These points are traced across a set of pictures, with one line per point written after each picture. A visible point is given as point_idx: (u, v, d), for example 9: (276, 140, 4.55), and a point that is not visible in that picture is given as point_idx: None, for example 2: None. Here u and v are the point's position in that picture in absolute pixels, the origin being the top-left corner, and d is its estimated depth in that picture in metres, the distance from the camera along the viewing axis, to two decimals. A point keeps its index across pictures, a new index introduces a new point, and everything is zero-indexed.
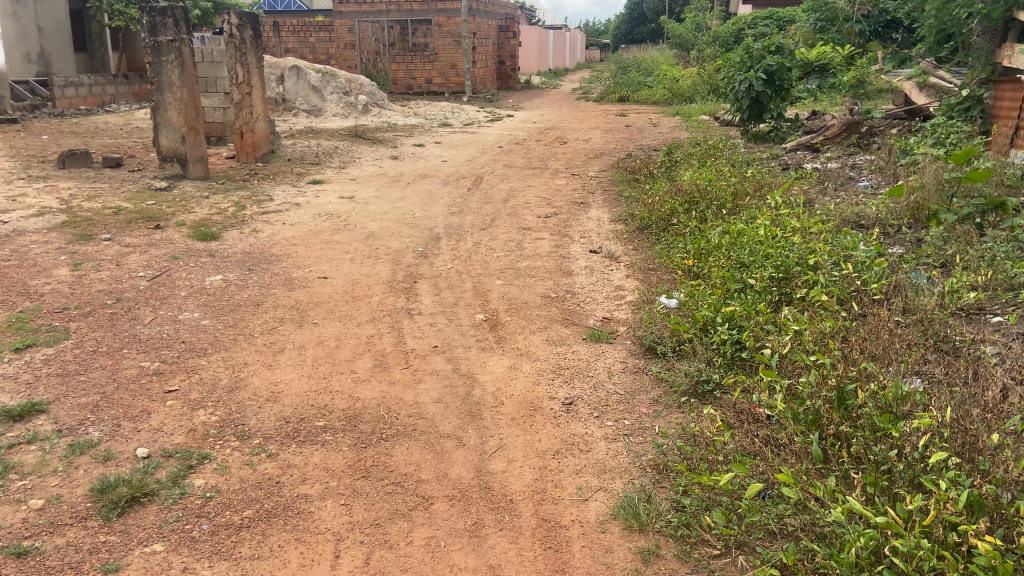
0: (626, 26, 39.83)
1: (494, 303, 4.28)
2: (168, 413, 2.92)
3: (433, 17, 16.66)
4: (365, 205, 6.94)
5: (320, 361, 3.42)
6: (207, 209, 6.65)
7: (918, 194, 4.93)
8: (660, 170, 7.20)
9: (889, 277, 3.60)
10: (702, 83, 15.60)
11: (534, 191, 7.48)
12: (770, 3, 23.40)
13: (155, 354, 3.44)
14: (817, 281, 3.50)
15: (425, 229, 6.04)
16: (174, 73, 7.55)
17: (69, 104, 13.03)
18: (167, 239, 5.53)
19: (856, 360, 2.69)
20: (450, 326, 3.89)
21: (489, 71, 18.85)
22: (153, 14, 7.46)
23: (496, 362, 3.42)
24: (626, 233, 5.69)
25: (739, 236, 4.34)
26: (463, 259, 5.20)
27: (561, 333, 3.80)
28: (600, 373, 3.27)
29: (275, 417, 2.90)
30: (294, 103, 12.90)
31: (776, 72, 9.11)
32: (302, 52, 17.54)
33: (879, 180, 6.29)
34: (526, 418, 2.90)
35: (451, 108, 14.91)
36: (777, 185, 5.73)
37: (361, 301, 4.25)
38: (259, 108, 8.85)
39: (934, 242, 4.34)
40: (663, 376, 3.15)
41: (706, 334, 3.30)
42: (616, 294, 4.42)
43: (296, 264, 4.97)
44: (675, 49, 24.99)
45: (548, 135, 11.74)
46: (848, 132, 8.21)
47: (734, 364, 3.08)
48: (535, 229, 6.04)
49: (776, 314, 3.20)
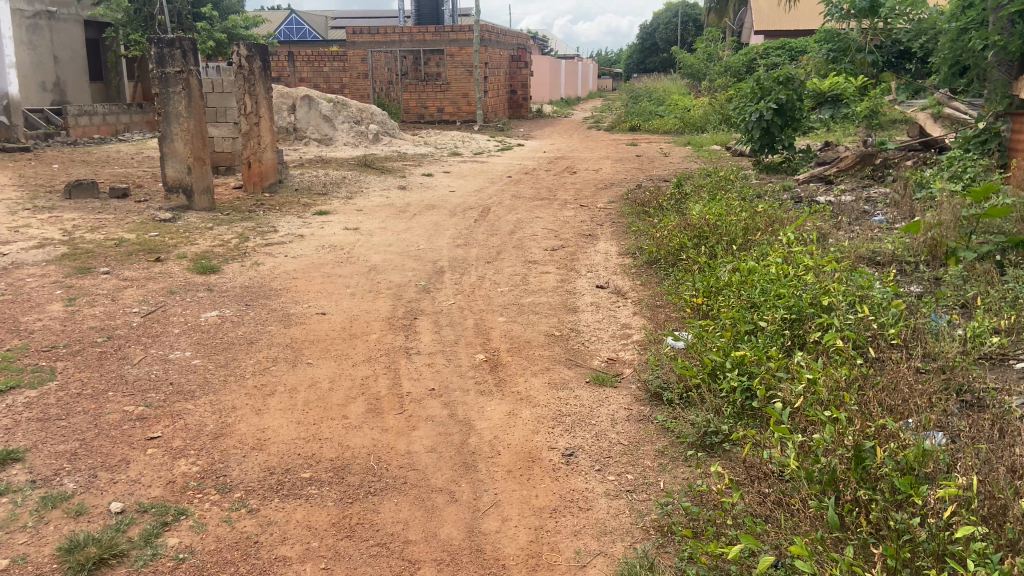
0: (639, 55, 40.12)
1: (496, 342, 4.13)
2: (147, 463, 2.79)
3: (446, 47, 16.77)
4: (370, 236, 6.85)
5: (311, 405, 3.28)
6: (209, 241, 6.57)
7: (936, 230, 4.78)
8: (670, 202, 7.07)
9: (908, 320, 3.45)
10: (714, 113, 15.55)
11: (541, 223, 7.36)
12: (782, 34, 23.48)
13: (140, 398, 3.32)
14: (832, 324, 3.34)
15: (429, 262, 5.92)
16: (181, 104, 7.53)
17: (82, 132, 13.07)
18: (166, 273, 5.45)
19: (874, 414, 2.53)
20: (448, 367, 3.74)
21: (501, 100, 18.85)
22: (161, 46, 7.46)
23: (494, 408, 3.26)
24: (634, 268, 5.55)
25: (750, 274, 4.20)
26: (466, 294, 5.07)
27: (564, 375, 3.65)
28: (603, 421, 3.11)
29: (259, 467, 2.77)
30: (305, 132, 12.87)
31: (788, 102, 9.02)
32: (316, 81, 17.63)
33: (895, 214, 6.14)
34: (523, 470, 2.75)
35: (461, 137, 14.89)
36: (790, 219, 5.57)
37: (358, 339, 4.12)
38: (267, 138, 8.81)
39: (953, 283, 4.19)
40: (668, 425, 2.99)
41: (716, 380, 3.15)
42: (621, 332, 4.27)
43: (295, 299, 4.86)
44: (687, 78, 25.03)
45: (558, 164, 11.67)
46: (862, 164, 8.08)
47: (743, 414, 2.92)
48: (541, 262, 5.91)
49: (788, 360, 3.04)
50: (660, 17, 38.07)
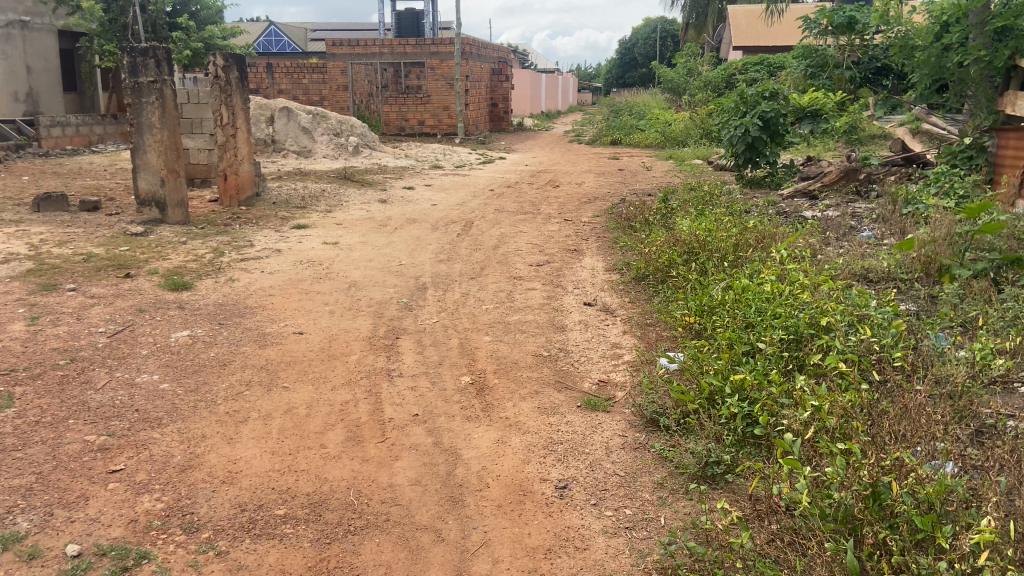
0: (618, 70, 40.31)
1: (482, 363, 3.96)
2: (107, 500, 2.58)
3: (427, 60, 16.65)
4: (350, 251, 6.65)
5: (287, 433, 3.09)
6: (183, 255, 6.35)
7: (929, 247, 4.68)
8: (657, 217, 6.95)
9: (911, 342, 3.34)
10: (695, 127, 15.55)
11: (525, 238, 7.22)
12: (760, 49, 23.69)
13: (103, 426, 3.10)
14: (832, 345, 3.22)
15: (411, 278, 5.74)
16: (155, 115, 7.29)
17: (54, 143, 12.75)
18: (136, 290, 5.22)
19: (886, 443, 2.39)
20: (433, 391, 3.56)
21: (482, 114, 18.74)
22: (134, 56, 7.24)
23: (481, 436, 3.09)
24: (622, 284, 5.41)
25: (744, 291, 4.07)
26: (450, 312, 4.90)
27: (554, 399, 3.48)
28: (597, 449, 2.95)
29: (229, 503, 2.57)
30: (284, 144, 12.66)
31: (773, 116, 8.94)
32: (295, 93, 17.42)
33: (883, 229, 6.06)
34: (514, 505, 2.57)
35: (442, 150, 14.75)
36: (780, 235, 5.46)
37: (337, 361, 3.93)
38: (244, 150, 8.60)
39: (950, 300, 4.09)
40: (667, 454, 2.83)
41: (714, 406, 3.01)
42: (612, 353, 4.11)
43: (271, 318, 4.65)
44: (666, 93, 25.13)
45: (541, 178, 11.54)
46: (846, 179, 8.01)
47: (746, 441, 2.77)
48: (526, 278, 5.75)
49: (791, 385, 2.91)
50: (640, 32, 38.33)
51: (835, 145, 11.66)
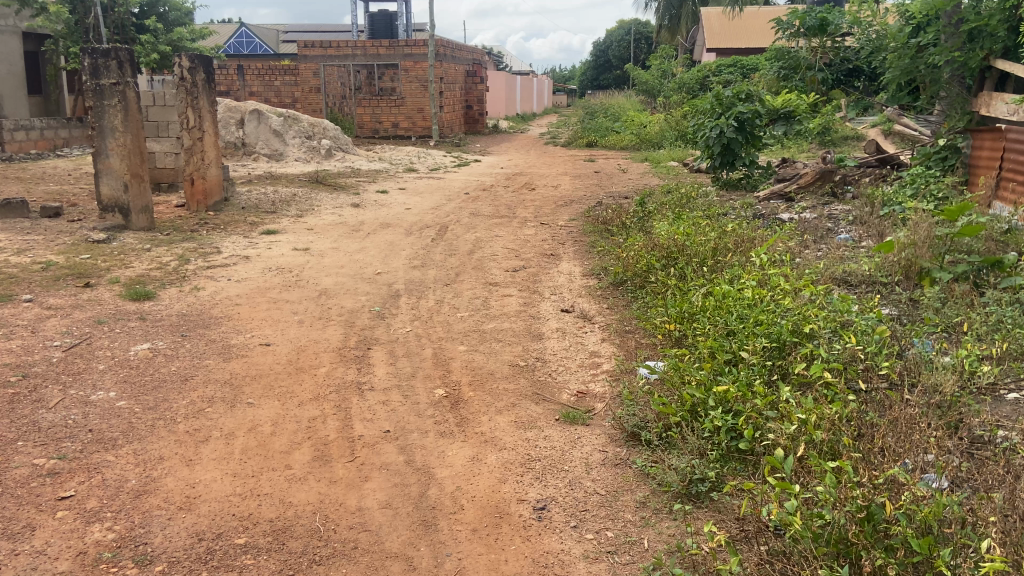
0: (592, 72, 40.34)
1: (456, 374, 3.82)
2: (55, 530, 2.41)
3: (400, 62, 16.48)
4: (321, 258, 6.47)
5: (250, 454, 2.93)
6: (146, 263, 6.14)
7: (909, 250, 4.62)
8: (634, 221, 6.86)
9: (896, 350, 3.27)
10: (670, 129, 15.54)
11: (501, 242, 7.09)
12: (733, 51, 23.82)
13: (53, 448, 2.92)
14: (817, 354, 3.14)
15: (383, 285, 5.59)
16: (117, 118, 7.08)
17: (18, 147, 12.40)
18: (96, 300, 5.02)
19: (877, 459, 2.30)
20: (405, 406, 3.41)
21: (457, 116, 18.59)
22: (95, 57, 7.04)
23: (456, 453, 2.95)
24: (600, 289, 5.30)
25: (725, 298, 3.98)
26: (423, 320, 4.76)
27: (531, 413, 3.35)
28: (577, 466, 2.83)
29: (186, 532, 2.41)
30: (255, 147, 12.41)
31: (748, 118, 8.90)
32: (266, 95, 17.17)
33: (861, 232, 6.03)
34: (491, 529, 2.44)
35: (416, 152, 14.59)
36: (760, 238, 5.38)
37: (305, 374, 3.77)
38: (211, 154, 8.38)
39: (933, 304, 4.02)
40: (649, 471, 2.71)
41: (697, 419, 2.91)
42: (590, 362, 4.00)
43: (237, 329, 4.48)
44: (641, 95, 25.13)
45: (517, 180, 11.43)
46: (822, 181, 7.97)
47: (731, 457, 2.68)
48: (502, 284, 5.62)
49: (776, 397, 2.81)
50: (614, 34, 38.42)
51: (808, 147, 11.67)
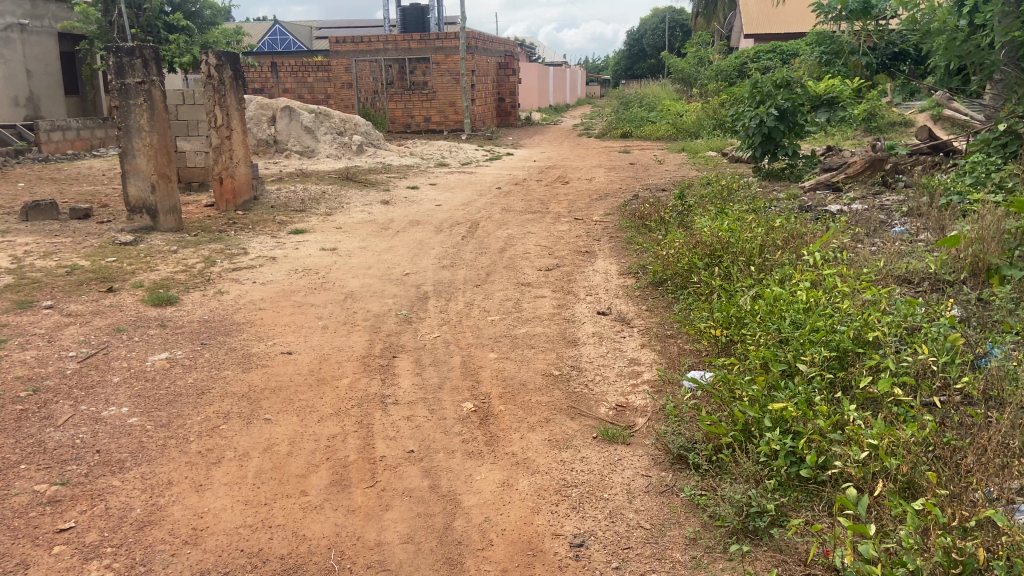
0: (626, 61, 39.78)
1: (486, 385, 3.58)
2: (50, 568, 2.23)
3: (432, 55, 16.28)
4: (348, 258, 6.28)
5: (263, 478, 2.72)
6: (172, 266, 6.00)
7: (976, 245, 4.25)
8: (673, 215, 6.56)
9: (970, 360, 2.97)
10: (707, 119, 15.13)
11: (534, 239, 6.83)
12: (772, 37, 23.23)
13: (58, 472, 2.76)
14: (884, 366, 2.84)
15: (412, 287, 5.37)
16: (143, 118, 6.95)
17: (55, 148, 12.45)
18: (117, 305, 4.88)
19: (966, 498, 2.02)
20: (431, 422, 3.17)
21: (489, 108, 18.35)
22: (120, 55, 6.92)
23: (484, 477, 2.71)
24: (638, 290, 5.02)
25: (775, 300, 3.68)
26: (452, 324, 4.53)
27: (567, 430, 3.09)
28: (617, 494, 2.57)
29: (189, 572, 2.22)
30: (286, 145, 12.30)
31: (789, 106, 8.50)
32: (299, 92, 17.11)
33: (918, 224, 5.66)
34: (522, 570, 2.20)
35: (448, 146, 14.38)
36: (810, 233, 5.04)
37: (327, 385, 3.56)
38: (239, 153, 8.25)
39: (1006, 304, 3.69)
40: (700, 501, 2.45)
41: (751, 439, 2.63)
42: (630, 370, 3.73)
43: (259, 335, 4.30)
44: (677, 84, 24.63)
45: (550, 174, 11.15)
46: (871, 170, 7.57)
47: (791, 486, 2.41)
48: (535, 284, 5.37)
49: (841, 418, 2.53)
50: (648, 23, 37.85)
51: (853, 134, 11.21)
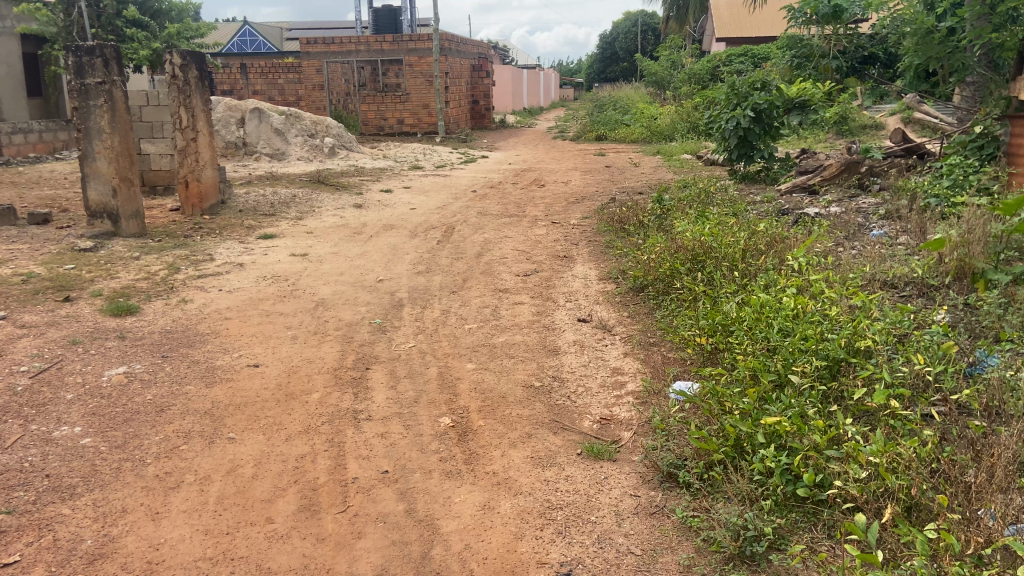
0: (600, 64, 39.81)
1: (464, 399, 3.41)
2: None
3: (405, 57, 16.08)
4: (319, 264, 6.08)
5: (226, 503, 2.54)
6: (134, 273, 5.76)
7: (961, 248, 4.15)
8: (652, 218, 6.45)
9: (964, 369, 2.87)
10: (681, 121, 15.10)
11: (511, 243, 6.68)
12: (744, 40, 23.33)
13: (2, 500, 2.56)
14: (877, 378, 2.72)
15: (385, 294, 5.18)
16: (104, 119, 6.67)
17: (16, 151, 12.05)
18: (74, 316, 4.65)
19: (977, 520, 1.91)
20: (406, 439, 3.00)
21: (463, 110, 18.17)
22: (79, 54, 6.65)
23: (464, 500, 2.54)
24: (619, 295, 4.89)
25: (761, 307, 3.55)
26: (428, 333, 4.36)
27: (550, 446, 2.94)
28: (605, 517, 2.42)
29: None
30: (256, 147, 12.02)
31: (766, 108, 8.42)
32: (270, 93, 16.79)
33: (897, 227, 5.59)
34: None
35: (422, 149, 14.19)
36: (793, 237, 4.94)
37: (295, 400, 3.38)
38: (206, 155, 8.00)
39: (994, 309, 3.59)
40: (692, 524, 2.31)
41: (744, 456, 2.49)
42: (613, 381, 3.58)
43: (223, 346, 4.10)
44: (650, 86, 24.63)
45: (525, 177, 11.01)
46: (847, 172, 7.51)
47: (788, 506, 2.28)
48: (513, 290, 5.22)
49: (838, 433, 2.40)
50: (621, 26, 37.92)
51: (825, 136, 11.22)
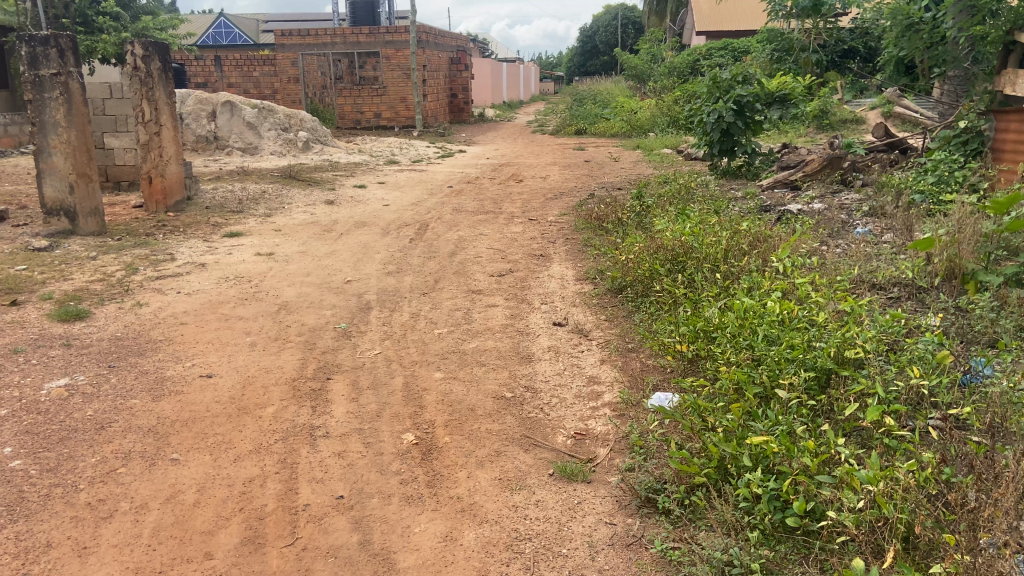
0: (580, 58, 39.63)
1: (431, 412, 3.19)
2: None
3: (382, 49, 15.76)
4: (285, 263, 5.83)
5: (162, 537, 2.31)
6: (88, 274, 5.48)
7: (952, 248, 3.97)
8: (631, 216, 6.26)
9: (959, 380, 2.70)
10: (661, 116, 14.97)
11: (486, 242, 6.45)
12: (723, 33, 23.22)
13: None
14: (870, 392, 2.54)
15: (352, 296, 4.95)
16: (59, 112, 6.35)
17: None
18: (19, 321, 4.37)
19: (985, 559, 1.73)
20: (365, 459, 2.78)
21: (441, 104, 17.90)
22: (33, 44, 6.31)
23: (424, 530, 2.33)
24: (595, 297, 4.69)
25: (745, 313, 3.35)
26: (395, 338, 4.13)
27: (519, 466, 2.73)
28: (578, 549, 2.22)
29: None
30: (227, 141, 11.70)
31: (749, 102, 8.19)
32: (244, 86, 16.42)
33: (882, 225, 5.44)
34: None
35: (398, 143, 13.92)
36: (777, 236, 4.75)
37: (248, 416, 3.14)
38: (170, 150, 7.70)
39: (988, 313, 3.42)
40: (672, 556, 2.12)
41: (728, 479, 2.30)
42: (589, 392, 3.37)
43: (175, 355, 3.85)
44: (630, 81, 24.47)
45: (503, 172, 10.79)
46: (830, 168, 7.34)
47: (776, 536, 2.09)
48: (486, 292, 5.00)
49: (830, 455, 2.21)
50: (601, 19, 37.72)
51: (806, 131, 11.09)
